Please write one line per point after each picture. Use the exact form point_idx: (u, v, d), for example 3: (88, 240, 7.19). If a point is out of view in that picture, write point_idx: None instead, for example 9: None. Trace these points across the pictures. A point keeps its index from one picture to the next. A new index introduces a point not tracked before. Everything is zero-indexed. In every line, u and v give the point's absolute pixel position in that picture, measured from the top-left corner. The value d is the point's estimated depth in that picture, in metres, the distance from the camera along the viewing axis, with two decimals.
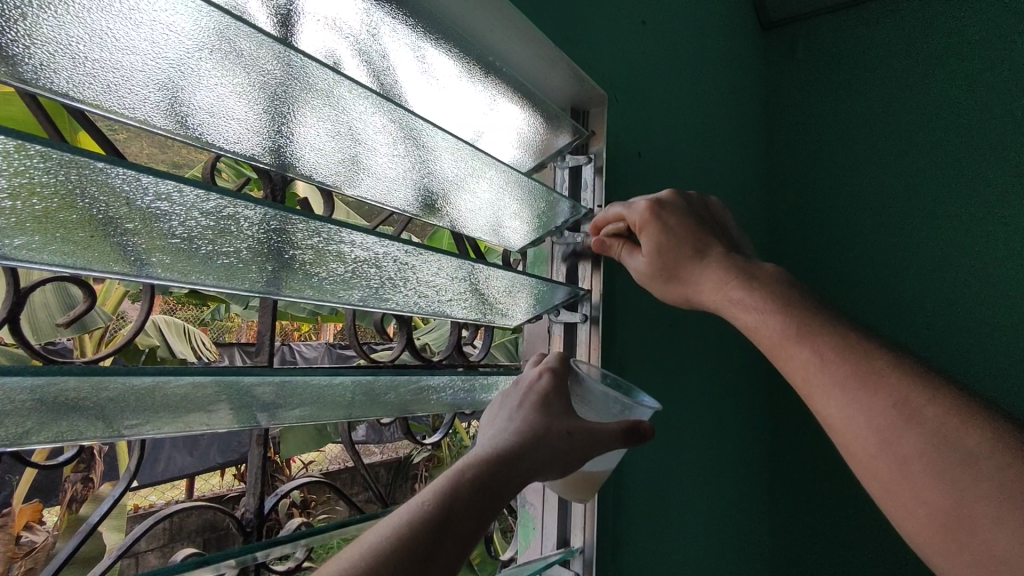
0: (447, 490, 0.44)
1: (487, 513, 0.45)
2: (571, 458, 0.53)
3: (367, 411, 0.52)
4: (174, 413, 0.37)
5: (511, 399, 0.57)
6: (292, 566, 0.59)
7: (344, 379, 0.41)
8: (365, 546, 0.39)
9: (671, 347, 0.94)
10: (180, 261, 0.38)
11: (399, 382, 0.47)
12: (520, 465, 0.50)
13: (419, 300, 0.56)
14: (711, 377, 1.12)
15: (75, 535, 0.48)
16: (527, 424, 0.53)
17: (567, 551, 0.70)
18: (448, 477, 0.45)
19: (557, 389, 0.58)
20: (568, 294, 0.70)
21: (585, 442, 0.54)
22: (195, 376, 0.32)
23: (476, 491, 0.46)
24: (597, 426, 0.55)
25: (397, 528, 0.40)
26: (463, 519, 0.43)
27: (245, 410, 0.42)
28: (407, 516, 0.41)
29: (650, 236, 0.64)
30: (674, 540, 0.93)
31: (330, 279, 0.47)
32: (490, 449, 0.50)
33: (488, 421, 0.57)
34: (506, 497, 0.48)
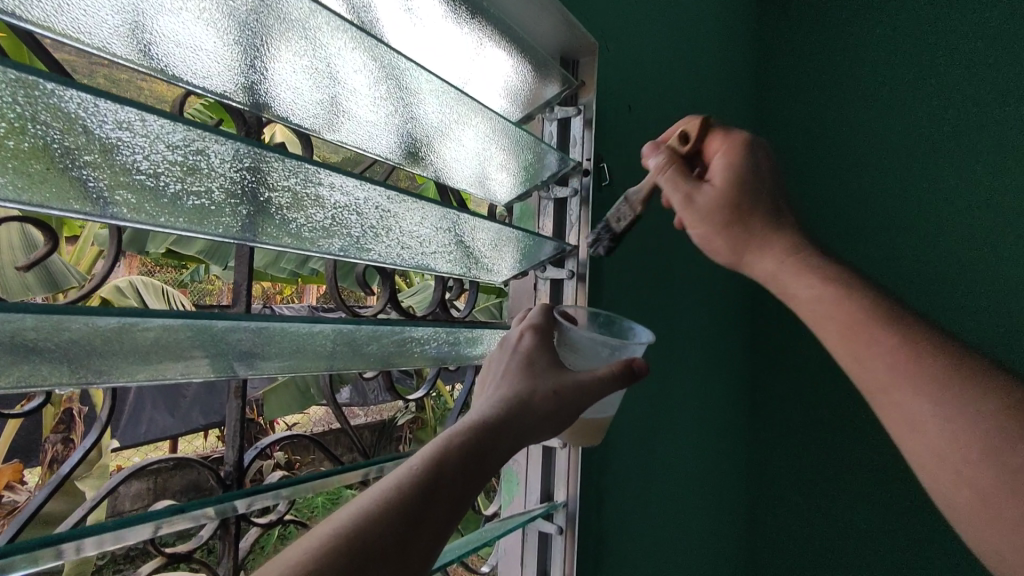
0: (434, 456, 0.44)
1: (477, 477, 0.45)
2: (561, 415, 0.53)
3: (349, 364, 0.51)
4: (145, 360, 0.35)
5: (498, 364, 0.57)
6: (274, 519, 0.58)
7: (325, 327, 0.40)
8: (352, 510, 0.38)
9: (656, 308, 0.94)
10: (147, 201, 0.35)
11: (381, 332, 0.46)
12: (509, 433, 0.50)
13: (402, 251, 0.55)
14: (696, 338, 1.12)
15: (46, 486, 0.47)
16: (514, 388, 0.53)
17: (550, 505, 0.70)
18: (435, 445, 0.45)
19: (542, 347, 0.57)
20: (555, 249, 0.69)
21: (573, 396, 0.53)
22: (166, 319, 0.30)
23: (465, 456, 0.45)
24: (584, 376, 0.54)
25: (384, 494, 0.39)
26: (451, 485, 0.43)
27: (223, 360, 0.40)
28: (395, 482, 0.41)
29: (736, 162, 0.58)
30: (655, 495, 0.95)
31: (309, 225, 0.45)
32: (478, 416, 0.50)
33: (478, 390, 0.57)
34: (496, 460, 0.48)
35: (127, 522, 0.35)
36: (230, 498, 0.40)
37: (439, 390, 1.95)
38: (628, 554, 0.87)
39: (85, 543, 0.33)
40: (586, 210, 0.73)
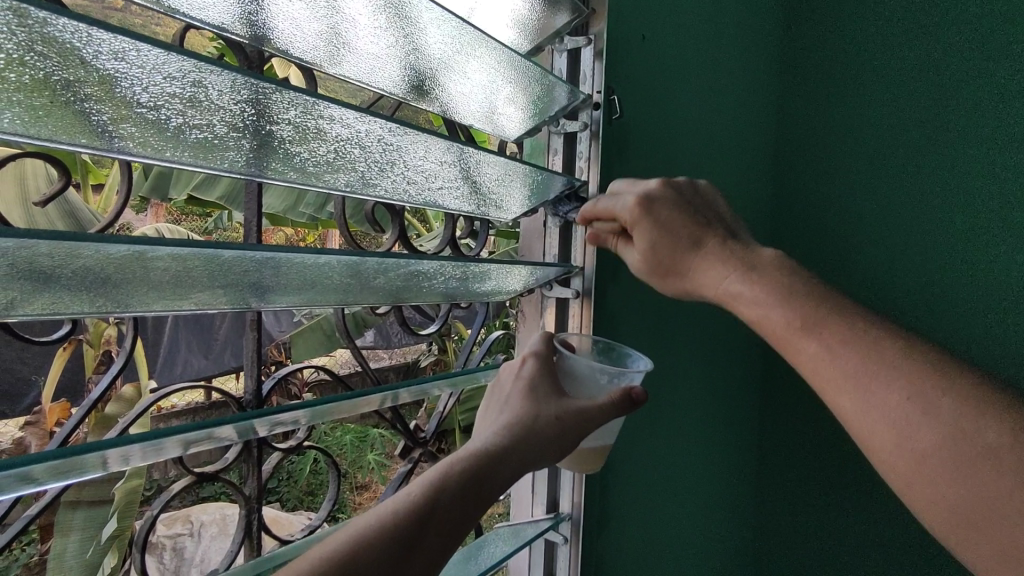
0: (434, 485, 0.46)
1: (472, 507, 0.47)
2: (565, 441, 0.54)
3: (361, 296, 0.53)
4: (160, 289, 0.37)
5: (502, 388, 0.59)
6: (293, 444, 0.62)
7: (330, 260, 0.41)
8: (348, 536, 0.40)
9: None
10: (152, 135, 0.36)
11: (386, 266, 0.47)
12: (510, 457, 0.51)
13: (408, 187, 0.55)
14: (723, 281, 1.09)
15: (77, 410, 0.52)
16: (517, 412, 0.54)
17: None
18: (435, 473, 0.47)
19: (544, 373, 0.59)
20: (564, 185, 0.69)
21: (574, 426, 0.55)
22: (174, 247, 0.31)
23: (466, 486, 0.47)
24: (586, 404, 0.56)
25: (382, 524, 0.42)
26: (445, 513, 0.45)
27: (237, 291, 0.42)
28: (394, 511, 0.43)
29: (643, 232, 0.64)
30: (666, 428, 0.97)
31: (313, 160, 0.45)
32: (480, 443, 0.52)
33: (484, 412, 0.59)
34: (494, 492, 0.50)
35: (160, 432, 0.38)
36: (250, 418, 0.42)
37: (461, 333, 1.99)
38: (638, 485, 0.90)
39: (111, 456, 0.36)
40: (595, 146, 0.72)
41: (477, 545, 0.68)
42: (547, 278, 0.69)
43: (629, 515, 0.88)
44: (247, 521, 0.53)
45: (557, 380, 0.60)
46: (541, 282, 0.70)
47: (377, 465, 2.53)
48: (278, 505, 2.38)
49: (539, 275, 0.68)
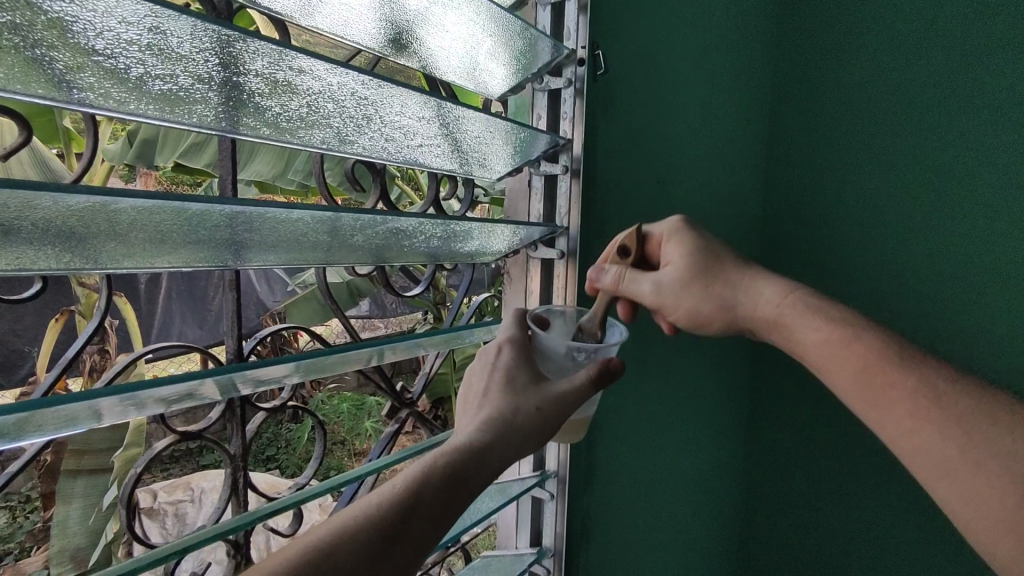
0: (418, 478, 0.46)
1: (456, 498, 0.48)
2: (545, 430, 0.55)
3: (342, 256, 0.52)
4: (129, 245, 0.36)
5: (480, 379, 0.58)
6: (278, 405, 0.63)
7: (303, 216, 0.40)
8: (329, 530, 0.41)
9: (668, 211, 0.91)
10: (114, 87, 0.35)
11: (364, 223, 0.46)
12: (493, 451, 0.52)
13: (386, 145, 0.54)
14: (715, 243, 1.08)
15: (56, 367, 0.52)
16: (497, 406, 0.55)
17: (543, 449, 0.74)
18: (419, 467, 0.47)
19: (521, 363, 0.59)
20: (548, 143, 0.68)
21: (554, 413, 0.55)
22: (140, 199, 0.30)
23: (448, 479, 0.48)
24: (564, 389, 0.56)
25: (367, 517, 0.42)
26: (427, 507, 0.45)
27: (210, 248, 0.41)
28: (378, 503, 0.44)
29: (673, 252, 0.67)
30: (658, 389, 0.98)
31: (286, 115, 0.44)
32: (462, 437, 0.52)
33: (461, 408, 0.59)
34: (478, 483, 0.50)
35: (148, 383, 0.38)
36: (231, 372, 0.42)
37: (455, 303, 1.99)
38: (626, 444, 0.91)
39: (85, 411, 0.36)
40: (580, 103, 0.70)
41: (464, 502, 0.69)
42: (532, 238, 0.69)
43: (617, 473, 0.90)
44: (233, 479, 0.54)
45: (534, 367, 0.60)
46: (525, 242, 0.70)
47: (375, 432, 2.56)
48: (277, 472, 2.41)
49: (523, 235, 0.67)
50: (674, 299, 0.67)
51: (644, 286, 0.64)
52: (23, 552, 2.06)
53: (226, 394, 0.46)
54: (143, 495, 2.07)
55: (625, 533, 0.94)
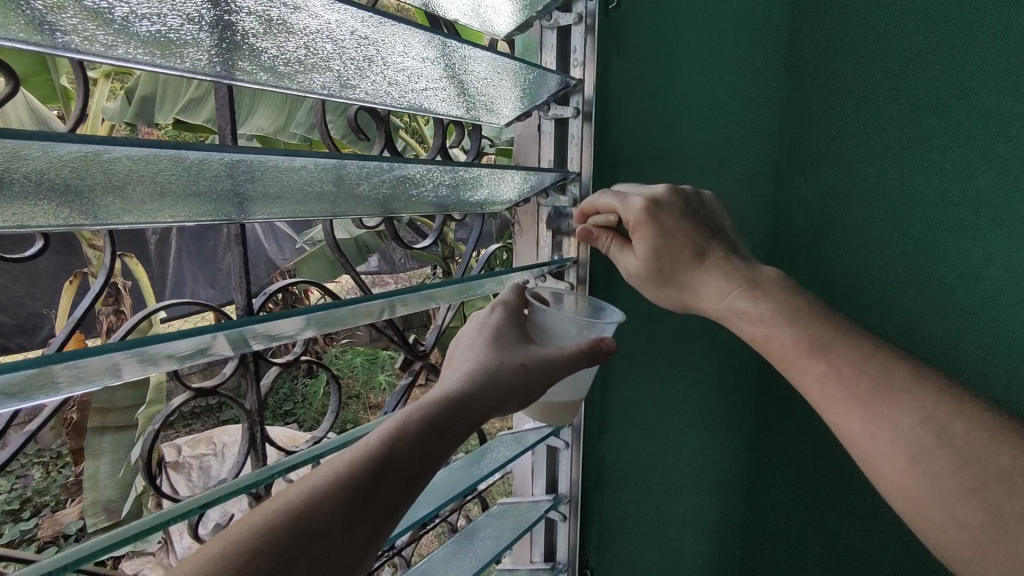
0: (394, 432, 0.45)
1: (435, 450, 0.47)
2: (533, 385, 0.55)
3: (348, 206, 0.51)
4: (128, 198, 0.35)
5: (468, 336, 0.60)
6: (290, 359, 0.63)
7: (306, 163, 0.38)
8: (306, 485, 0.40)
9: (684, 158, 0.87)
10: (98, 29, 0.33)
11: (369, 172, 0.44)
12: (476, 404, 0.51)
13: (389, 88, 0.52)
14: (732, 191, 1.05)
15: (69, 321, 0.52)
16: (481, 360, 0.55)
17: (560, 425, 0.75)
18: (396, 418, 0.46)
19: (509, 322, 0.61)
20: (558, 83, 0.64)
21: (540, 372, 0.55)
22: (132, 148, 0.29)
23: (427, 430, 0.47)
24: (553, 351, 0.57)
25: (337, 472, 0.41)
26: (406, 459, 0.45)
27: (211, 201, 0.40)
28: (348, 460, 0.42)
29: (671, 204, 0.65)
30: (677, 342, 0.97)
31: (283, 58, 0.42)
32: (442, 390, 0.51)
33: (449, 361, 0.58)
34: (461, 431, 0.50)
35: (172, 338, 0.38)
36: (244, 326, 0.42)
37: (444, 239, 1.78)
38: (641, 395, 0.91)
39: (98, 365, 0.35)
40: (591, 41, 0.66)
41: (481, 451, 0.69)
42: (542, 185, 0.66)
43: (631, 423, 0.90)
44: (250, 434, 0.54)
45: (523, 328, 0.62)
46: (535, 190, 0.68)
47: (389, 386, 2.60)
48: (295, 425, 2.46)
49: (534, 182, 0.65)
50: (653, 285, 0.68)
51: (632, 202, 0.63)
52: (59, 504, 2.15)
53: (244, 346, 0.46)
54: (167, 450, 2.14)
55: (638, 481, 0.95)
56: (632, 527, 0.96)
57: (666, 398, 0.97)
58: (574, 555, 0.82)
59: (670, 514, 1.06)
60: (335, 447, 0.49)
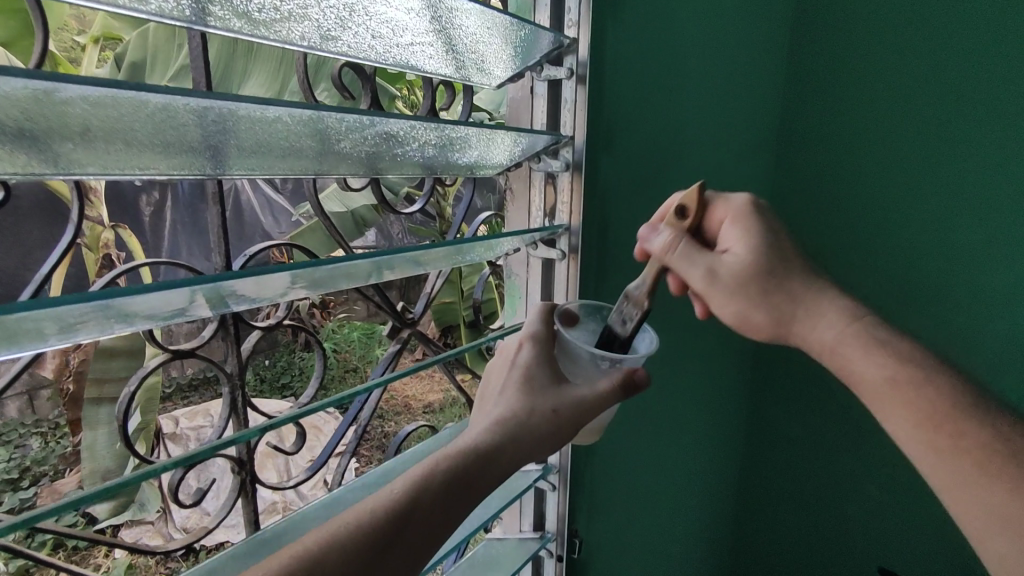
0: (417, 485, 0.47)
1: (455, 505, 0.49)
2: (561, 434, 0.56)
3: (330, 164, 0.49)
4: (91, 146, 0.33)
5: (498, 376, 0.61)
6: (274, 323, 0.62)
7: (281, 113, 0.36)
8: (324, 533, 0.42)
9: (682, 126, 0.85)
10: None
11: (350, 127, 0.43)
12: (498, 458, 0.53)
13: (373, 42, 0.49)
14: (731, 162, 1.03)
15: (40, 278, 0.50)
16: (511, 407, 0.56)
17: None
18: (421, 469, 0.48)
19: (542, 359, 0.60)
20: (552, 42, 0.62)
21: (571, 418, 0.56)
22: (88, 87, 0.27)
23: (451, 485, 0.49)
24: (585, 395, 0.58)
25: (357, 524, 0.43)
26: (427, 515, 0.46)
27: (181, 153, 0.38)
28: (369, 510, 0.44)
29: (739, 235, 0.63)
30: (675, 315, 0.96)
31: (257, 2, 0.40)
32: (467, 442, 0.52)
33: (482, 406, 0.60)
34: (484, 486, 0.51)
35: (150, 288, 0.36)
36: (228, 279, 0.40)
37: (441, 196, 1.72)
38: None
39: (66, 314, 0.34)
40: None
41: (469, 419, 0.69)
42: (534, 148, 0.64)
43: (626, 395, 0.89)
44: (231, 398, 0.53)
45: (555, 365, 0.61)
46: (528, 154, 0.66)
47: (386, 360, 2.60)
48: (292, 398, 2.46)
49: (526, 145, 0.63)
50: (723, 292, 0.62)
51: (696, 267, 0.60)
52: (58, 473, 2.15)
53: (229, 301, 0.45)
54: (164, 421, 2.15)
55: (631, 453, 0.95)
56: (625, 498, 0.95)
57: (661, 371, 0.96)
58: (564, 525, 0.80)
59: (663, 485, 1.06)
60: (319, 407, 0.49)
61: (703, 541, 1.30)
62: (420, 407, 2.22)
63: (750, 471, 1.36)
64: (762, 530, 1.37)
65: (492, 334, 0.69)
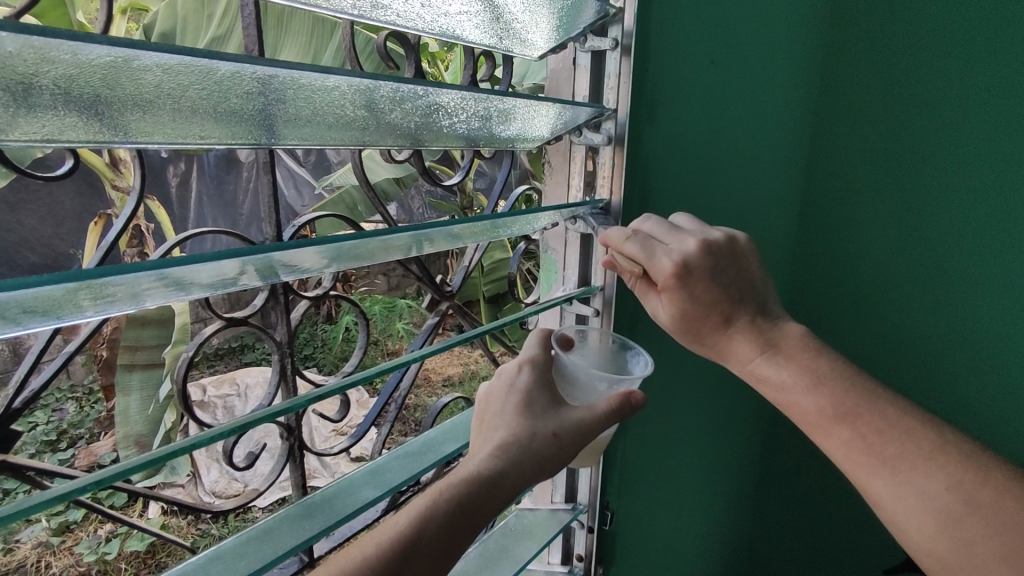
0: (422, 513, 0.47)
1: (461, 533, 0.48)
2: (561, 458, 0.56)
3: (378, 134, 0.49)
4: (157, 114, 0.33)
5: (495, 400, 0.60)
6: (319, 293, 0.62)
7: (339, 83, 0.36)
8: (337, 569, 0.42)
9: (722, 99, 0.83)
10: None
11: (401, 96, 0.43)
12: (505, 483, 0.53)
13: (422, 10, 0.49)
14: (769, 138, 1.00)
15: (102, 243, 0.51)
16: (511, 432, 0.56)
17: (588, 290, 0.70)
18: (425, 499, 0.48)
19: (539, 383, 0.61)
20: (598, 11, 0.60)
21: (571, 441, 0.57)
22: (164, 56, 0.27)
23: (457, 510, 0.49)
24: (582, 417, 0.58)
25: (367, 556, 0.43)
26: (434, 543, 0.46)
27: (238, 122, 0.38)
28: (377, 542, 0.44)
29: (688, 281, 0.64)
30: None
31: None
32: (473, 467, 0.52)
33: (476, 428, 0.59)
34: (487, 514, 0.51)
35: (202, 259, 0.36)
36: (275, 250, 0.41)
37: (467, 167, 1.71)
38: (669, 345, 0.89)
39: (127, 284, 0.34)
40: None
41: None
42: (576, 121, 0.64)
43: (657, 371, 0.88)
44: (281, 366, 0.54)
45: (552, 388, 0.62)
46: (569, 127, 0.65)
47: (407, 333, 2.62)
48: (315, 369, 2.51)
49: (568, 117, 0.62)
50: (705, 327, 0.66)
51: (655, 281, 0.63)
52: (93, 436, 2.22)
53: (277, 271, 0.45)
54: (194, 389, 2.20)
55: (661, 430, 0.95)
56: (653, 474, 0.96)
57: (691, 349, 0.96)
58: (595, 497, 0.80)
59: (690, 462, 1.06)
60: (363, 380, 0.49)
61: (725, 518, 1.31)
62: (440, 380, 2.25)
63: (773, 450, 1.36)
64: (784, 508, 1.37)
65: (528, 308, 0.69)
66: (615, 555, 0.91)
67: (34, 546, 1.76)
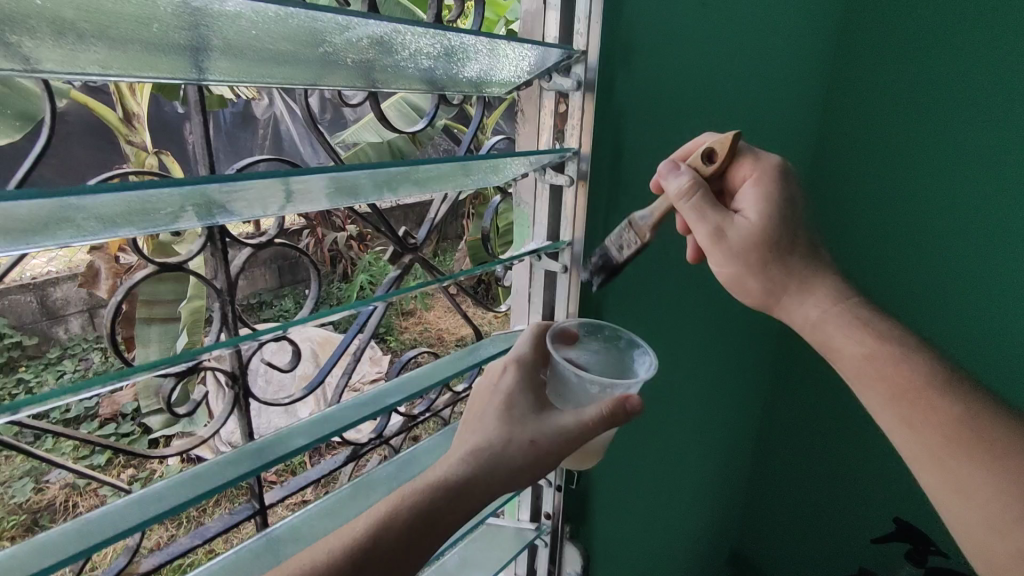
0: (381, 522, 0.49)
1: (419, 540, 0.50)
2: (535, 470, 0.57)
3: (318, 71, 0.47)
4: (42, 34, 0.32)
5: (482, 402, 0.63)
6: (264, 240, 0.61)
7: (242, 9, 0.34)
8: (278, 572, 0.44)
9: (717, 44, 0.78)
10: None
11: (327, 28, 0.40)
12: (474, 490, 0.55)
13: None
14: (772, 91, 0.95)
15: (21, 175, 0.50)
16: (486, 439, 0.58)
17: (555, 245, 0.68)
18: (387, 506, 0.50)
19: (523, 388, 0.63)
20: None
21: (546, 452, 0.57)
22: None
23: (418, 518, 0.51)
24: (565, 425, 0.58)
25: (314, 562, 0.45)
26: (388, 551, 0.48)
27: (148, 51, 0.36)
28: (328, 550, 0.46)
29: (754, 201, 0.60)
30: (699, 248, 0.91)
31: None
32: (443, 474, 0.54)
33: (460, 430, 0.61)
34: (448, 523, 0.53)
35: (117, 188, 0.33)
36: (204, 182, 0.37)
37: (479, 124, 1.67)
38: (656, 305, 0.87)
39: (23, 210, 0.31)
40: None
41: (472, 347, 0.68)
42: (544, 64, 0.60)
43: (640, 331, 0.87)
44: (222, 312, 0.53)
45: (537, 393, 0.63)
46: (538, 70, 0.61)
47: None
48: None
49: (535, 59, 0.58)
50: (724, 255, 0.61)
51: (704, 222, 0.59)
52: None
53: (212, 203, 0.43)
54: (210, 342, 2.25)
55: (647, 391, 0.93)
56: (637, 434, 0.95)
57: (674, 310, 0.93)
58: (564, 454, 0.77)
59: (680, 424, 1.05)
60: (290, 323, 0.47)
61: (716, 480, 1.30)
62: (453, 340, 2.25)
63: (774, 415, 1.34)
64: (785, 474, 1.36)
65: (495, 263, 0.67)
66: (593, 511, 0.91)
67: (61, 488, 1.84)
